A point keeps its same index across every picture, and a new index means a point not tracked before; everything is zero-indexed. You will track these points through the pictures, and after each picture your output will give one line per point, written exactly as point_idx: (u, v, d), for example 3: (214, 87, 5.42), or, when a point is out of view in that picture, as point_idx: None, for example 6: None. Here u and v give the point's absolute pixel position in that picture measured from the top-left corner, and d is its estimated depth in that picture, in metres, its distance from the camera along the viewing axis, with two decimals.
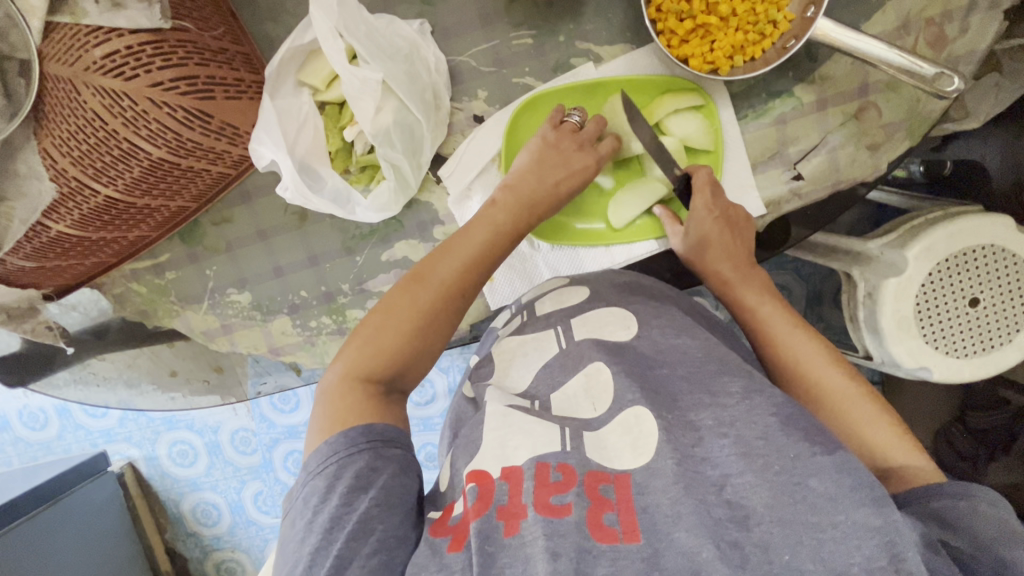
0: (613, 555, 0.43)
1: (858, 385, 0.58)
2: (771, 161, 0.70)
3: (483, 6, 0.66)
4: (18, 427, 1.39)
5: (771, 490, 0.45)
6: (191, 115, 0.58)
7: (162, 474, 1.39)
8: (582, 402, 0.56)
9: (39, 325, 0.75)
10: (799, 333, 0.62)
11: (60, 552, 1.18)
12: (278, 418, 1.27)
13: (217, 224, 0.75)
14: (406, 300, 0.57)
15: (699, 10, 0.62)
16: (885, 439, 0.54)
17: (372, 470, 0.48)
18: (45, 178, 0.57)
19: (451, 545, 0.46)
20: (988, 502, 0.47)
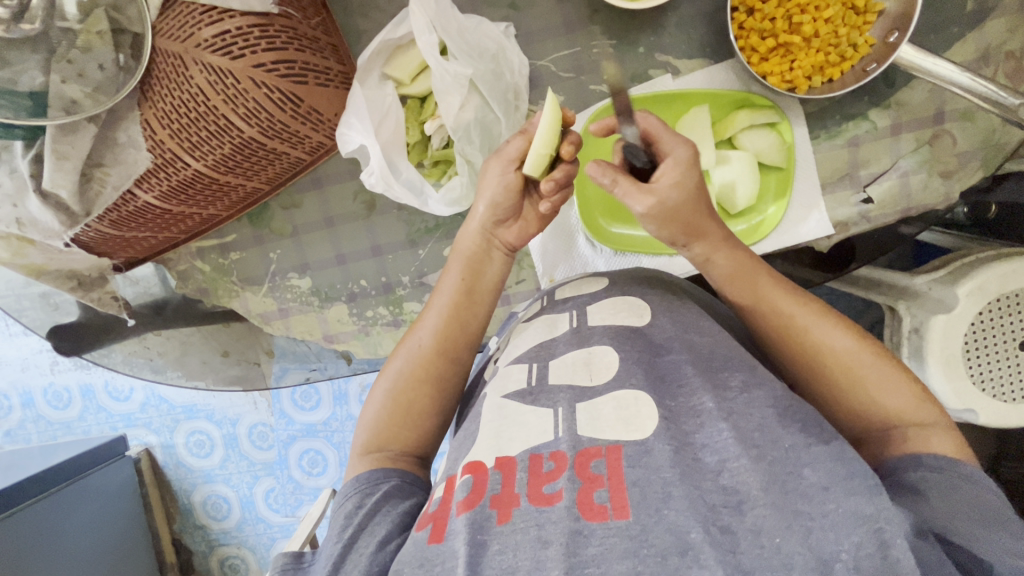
0: (603, 533, 0.39)
1: (866, 346, 0.52)
2: (841, 183, 0.70)
3: (568, 13, 0.69)
4: (40, 405, 1.25)
5: (764, 477, 0.42)
6: (285, 97, 0.60)
7: (175, 464, 1.26)
8: (578, 373, 0.52)
9: (104, 294, 0.79)
10: (786, 295, 0.55)
11: (73, 535, 1.06)
12: (297, 415, 1.16)
13: (286, 208, 0.77)
14: (398, 365, 0.61)
15: (783, 29, 0.64)
16: (906, 402, 0.50)
17: (362, 497, 0.52)
18: (143, 148, 0.59)
19: (433, 537, 0.43)
20: (967, 478, 0.45)
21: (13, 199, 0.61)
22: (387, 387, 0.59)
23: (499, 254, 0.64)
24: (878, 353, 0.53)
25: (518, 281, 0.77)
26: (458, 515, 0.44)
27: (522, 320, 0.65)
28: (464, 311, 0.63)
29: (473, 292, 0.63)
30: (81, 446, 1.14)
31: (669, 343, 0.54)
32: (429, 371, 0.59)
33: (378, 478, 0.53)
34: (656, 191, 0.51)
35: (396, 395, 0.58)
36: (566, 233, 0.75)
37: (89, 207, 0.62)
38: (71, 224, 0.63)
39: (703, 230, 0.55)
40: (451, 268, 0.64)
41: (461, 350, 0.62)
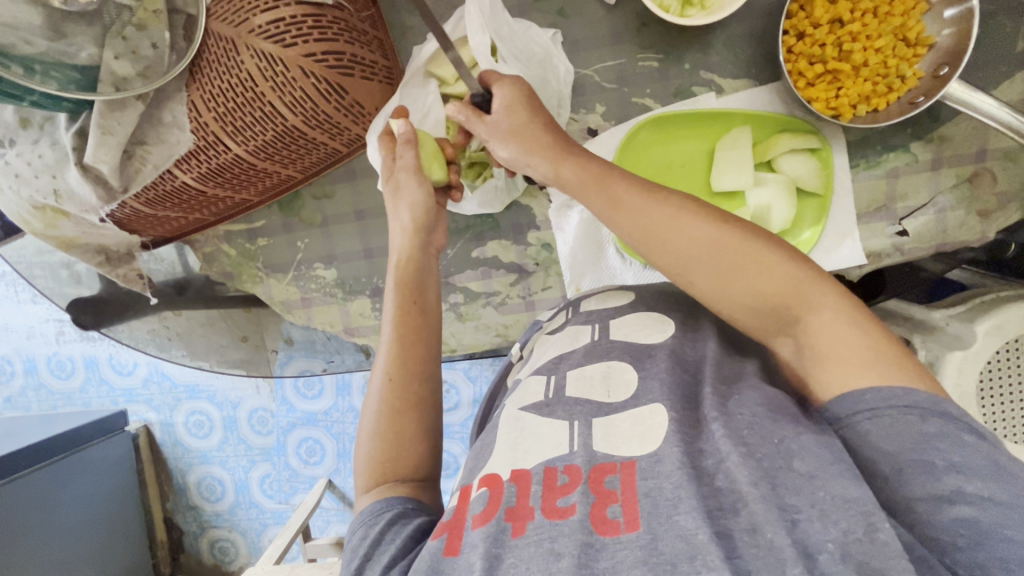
0: (614, 548, 0.35)
1: (725, 230, 0.47)
2: (877, 214, 0.70)
3: (616, 24, 0.69)
4: (43, 374, 1.20)
5: (752, 473, 0.37)
6: (331, 88, 0.59)
7: (174, 443, 1.20)
8: (596, 388, 0.47)
9: (131, 271, 0.77)
10: (640, 195, 0.50)
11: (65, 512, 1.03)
12: (299, 403, 1.10)
13: (317, 198, 0.77)
14: (372, 401, 0.55)
15: (833, 56, 0.63)
16: (782, 283, 0.44)
17: (366, 529, 0.47)
18: (187, 129, 0.60)
19: (447, 549, 0.39)
20: (872, 413, 0.40)
21: (52, 171, 0.61)
22: (373, 419, 0.54)
23: (434, 262, 0.63)
24: (743, 233, 0.47)
25: (544, 287, 0.76)
26: (474, 528, 0.39)
27: (546, 333, 0.60)
28: (417, 336, 0.57)
29: (423, 313, 0.59)
30: (81, 418, 1.08)
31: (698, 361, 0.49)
32: (407, 397, 0.54)
33: (380, 509, 0.48)
34: (496, 122, 0.56)
35: (381, 433, 0.53)
36: (597, 244, 0.74)
37: (127, 183, 0.63)
38: (107, 200, 0.63)
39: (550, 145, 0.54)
40: (388, 297, 0.59)
41: (429, 365, 0.57)
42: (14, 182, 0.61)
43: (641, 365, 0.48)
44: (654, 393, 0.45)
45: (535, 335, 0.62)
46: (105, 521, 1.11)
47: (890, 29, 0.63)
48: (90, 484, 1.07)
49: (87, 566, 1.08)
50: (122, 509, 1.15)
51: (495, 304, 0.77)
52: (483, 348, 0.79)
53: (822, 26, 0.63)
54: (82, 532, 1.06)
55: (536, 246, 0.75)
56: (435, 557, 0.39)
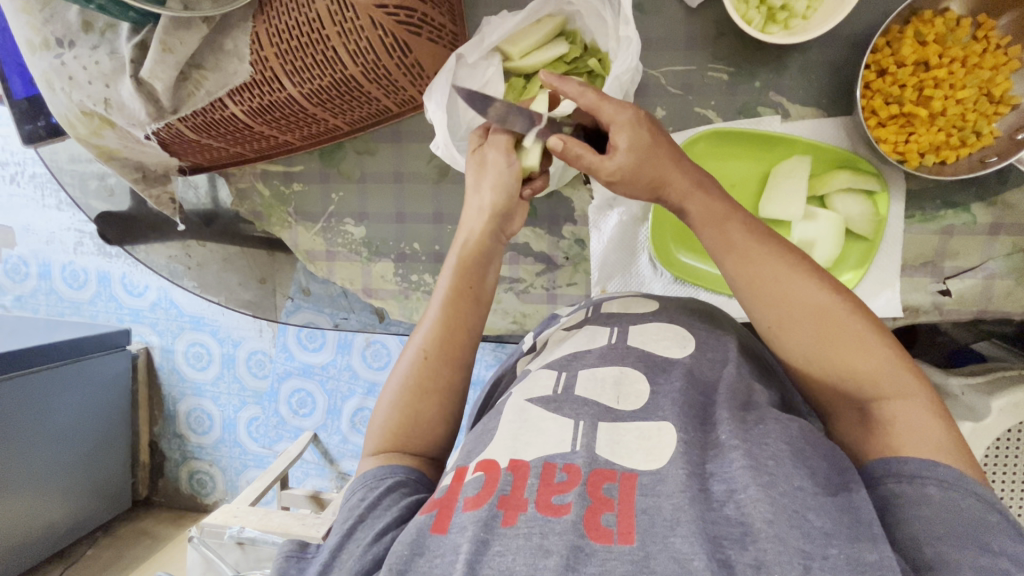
0: (604, 556, 0.33)
1: (840, 300, 0.47)
2: (923, 268, 0.68)
3: (693, 29, 0.67)
4: (57, 280, 1.21)
5: (773, 507, 0.35)
6: (396, 44, 0.59)
7: (170, 369, 1.20)
8: (606, 392, 0.45)
9: (164, 194, 0.77)
10: (759, 241, 0.50)
11: (53, 417, 1.04)
12: (298, 353, 1.10)
13: (359, 153, 0.76)
14: (399, 371, 0.55)
15: (911, 99, 0.61)
16: (878, 365, 0.45)
17: (366, 492, 0.47)
18: (247, 61, 0.59)
19: (436, 526, 0.38)
20: (942, 484, 0.40)
21: (106, 79, 0.60)
22: (395, 389, 0.54)
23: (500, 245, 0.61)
24: (852, 305, 0.47)
25: (569, 283, 0.75)
26: (464, 510, 0.38)
27: (563, 328, 0.57)
28: (461, 319, 0.56)
29: (476, 298, 0.58)
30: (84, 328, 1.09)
31: (725, 378, 0.47)
32: (438, 378, 0.54)
33: (384, 474, 0.48)
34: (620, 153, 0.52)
35: (400, 404, 0.53)
36: (630, 248, 0.73)
37: (177, 105, 0.62)
38: (155, 117, 0.62)
39: (668, 180, 0.52)
40: (444, 274, 0.58)
41: (465, 353, 0.55)
42: (67, 84, 0.60)
43: (655, 379, 0.46)
44: (664, 411, 0.43)
45: (551, 328, 0.60)
46: (90, 433, 1.12)
47: (976, 82, 0.61)
48: (81, 392, 1.08)
49: (67, 473, 1.09)
50: (111, 425, 1.17)
51: (517, 290, 0.77)
52: (497, 332, 0.78)
53: (907, 66, 0.61)
54: (65, 440, 1.07)
55: (570, 240, 0.75)
56: (420, 532, 0.38)
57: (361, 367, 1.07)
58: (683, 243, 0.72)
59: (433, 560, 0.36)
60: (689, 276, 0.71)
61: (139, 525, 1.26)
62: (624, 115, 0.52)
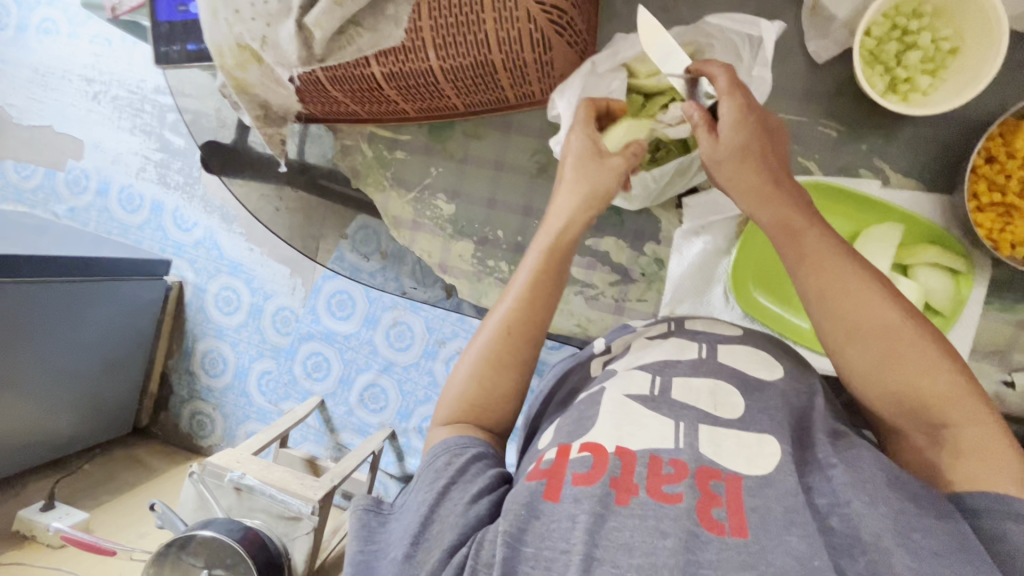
0: (719, 545, 0.36)
1: (910, 323, 0.49)
2: (991, 356, 0.69)
3: (812, 83, 0.70)
4: (112, 202, 1.25)
5: (884, 524, 0.37)
6: (540, 40, 0.62)
7: (199, 308, 1.23)
8: (703, 399, 0.47)
9: (276, 135, 0.80)
10: (836, 259, 0.52)
11: (87, 329, 1.07)
12: (325, 317, 1.12)
13: (467, 135, 0.79)
14: (477, 346, 0.56)
15: (1016, 190, 0.63)
16: (946, 389, 0.46)
17: (452, 456, 0.49)
18: (403, 27, 0.61)
19: (548, 493, 0.40)
20: (1017, 519, 0.40)
21: (270, 19, 0.62)
22: (473, 362, 0.56)
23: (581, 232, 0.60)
24: (921, 330, 0.49)
25: (640, 298, 0.77)
26: (575, 484, 0.40)
27: (646, 337, 0.60)
28: (539, 299, 0.57)
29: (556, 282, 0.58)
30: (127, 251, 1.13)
31: (812, 415, 0.48)
32: (514, 355, 0.55)
33: (466, 442, 0.50)
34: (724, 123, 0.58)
35: (479, 377, 0.55)
36: (707, 277, 0.75)
37: (326, 54, 0.64)
38: (304, 62, 0.65)
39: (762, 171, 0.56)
40: (529, 255, 0.59)
41: (535, 334, 0.56)
42: (231, 17, 0.63)
43: (749, 395, 0.48)
44: (763, 425, 0.45)
45: (630, 334, 0.62)
46: (113, 354, 1.15)
47: None
48: (115, 312, 1.11)
49: (83, 388, 1.11)
50: (133, 349, 1.19)
51: (587, 295, 0.79)
52: (559, 331, 0.80)
53: (1018, 159, 0.63)
54: (91, 355, 1.10)
55: (649, 258, 0.77)
56: (534, 497, 0.40)
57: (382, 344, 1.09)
58: (760, 283, 0.74)
59: (550, 523, 0.38)
60: (759, 315, 0.73)
61: (132, 453, 1.26)
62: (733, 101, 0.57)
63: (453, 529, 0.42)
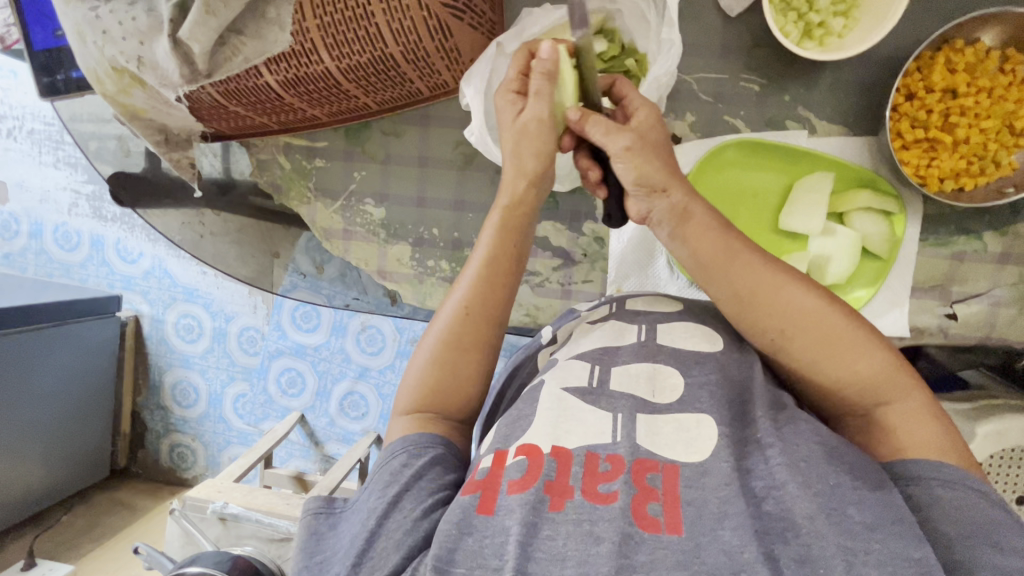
0: (654, 544, 0.35)
1: (835, 308, 0.48)
2: (931, 291, 0.69)
3: (728, 38, 0.68)
4: (48, 241, 1.17)
5: (813, 504, 0.37)
6: (439, 27, 0.59)
7: (160, 340, 1.17)
8: (641, 386, 0.46)
9: (185, 159, 0.76)
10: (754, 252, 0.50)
11: (43, 378, 1.01)
12: (292, 332, 1.05)
13: (386, 134, 0.76)
14: (437, 329, 0.53)
15: (936, 124, 0.63)
16: (877, 370, 0.47)
17: (407, 458, 0.46)
18: (288, 30, 0.57)
19: (481, 506, 0.38)
20: (946, 485, 0.42)
21: (142, 37, 0.58)
22: (432, 348, 0.52)
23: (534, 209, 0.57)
24: (845, 312, 0.48)
25: (585, 279, 0.76)
26: (510, 494, 0.38)
27: (585, 322, 0.57)
28: (499, 277, 0.54)
29: (516, 257, 0.56)
30: (76, 292, 1.06)
31: (751, 383, 0.47)
32: (475, 336, 0.53)
33: (427, 442, 0.48)
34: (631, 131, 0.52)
35: (440, 363, 0.52)
36: (648, 249, 0.73)
37: (212, 69, 0.60)
38: (188, 81, 0.60)
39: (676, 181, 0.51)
40: (484, 236, 0.56)
41: (503, 314, 0.54)
42: (101, 39, 0.58)
43: (687, 372, 0.47)
44: (703, 402, 0.44)
45: (571, 320, 0.60)
46: (76, 403, 1.08)
47: (1000, 112, 0.62)
48: (71, 357, 1.05)
49: (50, 438, 1.05)
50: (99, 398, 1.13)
51: (532, 283, 0.77)
52: (509, 323, 0.79)
53: (936, 92, 0.62)
54: (51, 408, 1.04)
55: (589, 238, 0.75)
56: (466, 513, 0.38)
57: (354, 351, 1.03)
58: None
59: (482, 540, 0.36)
60: None
61: (115, 495, 1.20)
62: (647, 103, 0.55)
63: (399, 547, 0.40)
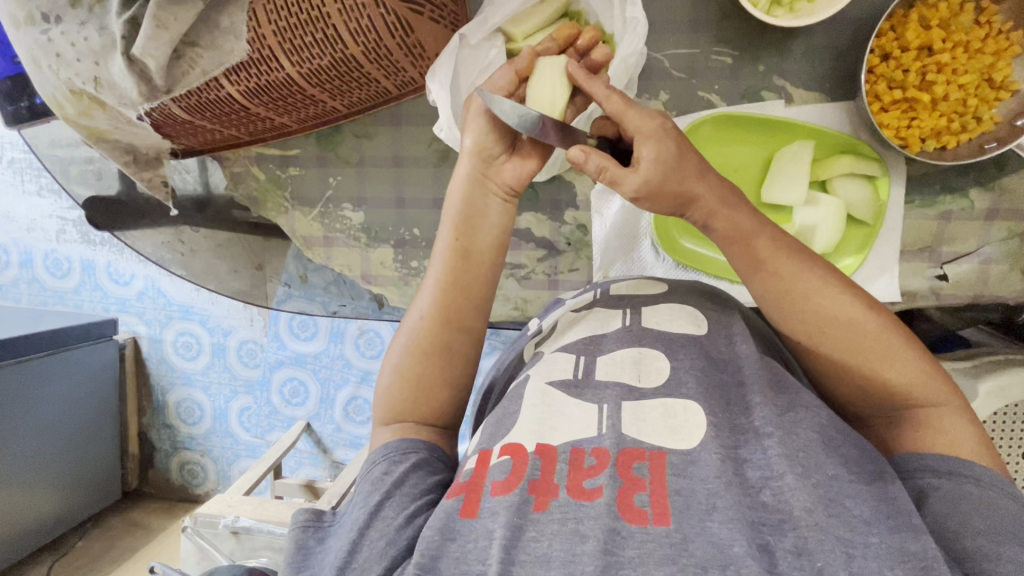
0: (641, 537, 0.34)
1: (873, 315, 0.47)
2: (921, 253, 0.68)
3: (697, 11, 0.67)
4: (39, 269, 1.14)
5: (811, 496, 0.36)
6: (398, 23, 0.57)
7: (161, 360, 1.14)
8: (626, 371, 0.46)
9: (156, 178, 0.74)
10: (794, 258, 0.49)
11: (45, 408, 1.00)
12: (290, 341, 1.05)
13: (358, 137, 0.75)
14: (402, 339, 0.53)
15: (913, 84, 0.61)
16: (914, 377, 0.46)
17: (389, 466, 0.46)
18: (243, 39, 0.56)
19: (465, 510, 0.38)
20: (978, 482, 0.42)
21: (96, 57, 0.57)
22: (399, 354, 0.52)
23: (499, 202, 0.56)
24: (883, 320, 0.48)
25: (571, 268, 0.75)
26: (494, 495, 0.38)
27: (570, 310, 0.56)
28: (465, 279, 0.54)
29: (470, 253, 0.54)
30: (71, 317, 1.04)
31: (737, 362, 0.47)
32: (439, 342, 0.52)
33: (407, 448, 0.47)
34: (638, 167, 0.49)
35: (404, 370, 0.51)
36: (632, 233, 0.72)
37: (171, 84, 0.59)
38: (148, 98, 0.60)
39: (695, 197, 0.50)
40: (443, 227, 0.55)
41: (468, 317, 0.53)
42: (54, 62, 0.57)
43: (674, 355, 0.46)
44: (688, 388, 0.44)
45: (557, 310, 0.59)
46: (79, 430, 1.07)
47: (978, 67, 0.61)
48: (71, 384, 1.04)
49: (56, 467, 1.05)
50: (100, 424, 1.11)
51: (518, 276, 0.76)
52: (498, 318, 0.78)
53: (910, 51, 0.61)
54: (53, 437, 1.03)
55: (571, 226, 0.74)
56: (450, 517, 0.38)
57: (355, 355, 1.02)
58: (684, 228, 0.72)
59: (465, 545, 0.36)
60: (689, 259, 0.71)
61: (131, 516, 1.20)
62: (651, 128, 0.50)
63: (382, 557, 0.39)
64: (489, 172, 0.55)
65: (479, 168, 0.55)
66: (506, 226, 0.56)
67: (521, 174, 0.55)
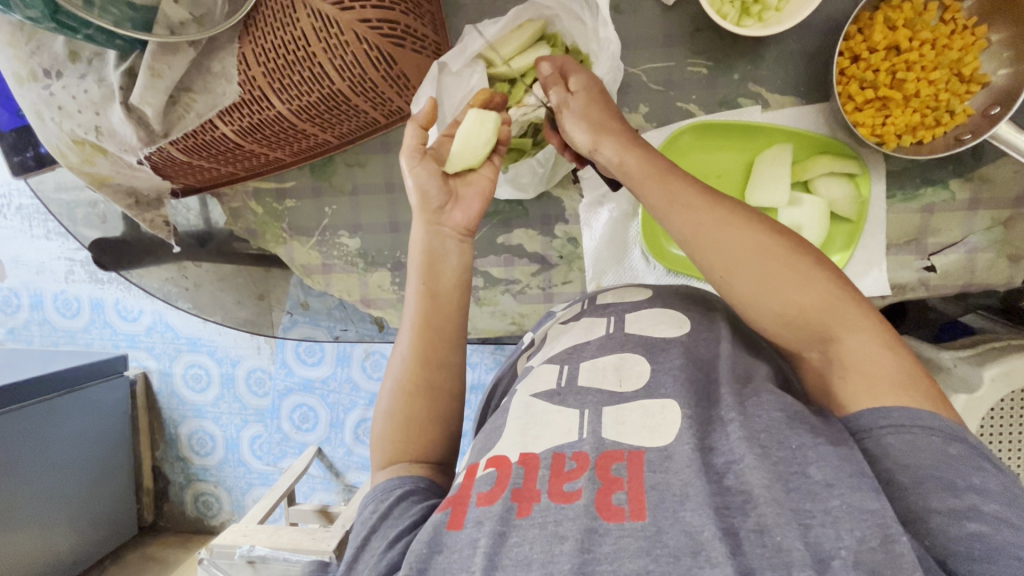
0: (618, 533, 0.35)
1: (779, 241, 0.49)
2: (908, 246, 0.69)
3: (669, 26, 0.69)
4: (49, 311, 1.16)
5: (768, 473, 0.37)
6: (382, 57, 0.60)
7: (171, 394, 1.16)
8: (607, 378, 0.47)
9: (157, 218, 0.78)
10: (698, 198, 0.51)
11: (60, 449, 1.01)
12: (297, 368, 1.06)
13: (349, 166, 0.77)
14: (388, 384, 0.55)
15: (884, 83, 0.63)
16: (824, 298, 0.46)
17: (377, 504, 0.47)
18: (234, 82, 0.60)
19: (452, 523, 0.40)
20: (896, 427, 0.41)
21: (97, 107, 0.61)
22: (389, 397, 0.54)
23: (456, 243, 0.59)
24: (792, 247, 0.49)
25: (564, 281, 0.76)
26: (479, 506, 0.39)
27: (559, 322, 0.58)
28: (436, 322, 0.56)
29: (438, 294, 0.57)
30: (81, 356, 1.06)
31: (716, 359, 0.48)
32: (423, 382, 0.54)
33: (394, 484, 0.49)
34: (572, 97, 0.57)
35: (393, 412, 0.53)
36: (621, 243, 0.74)
37: (168, 129, 0.63)
38: (147, 143, 0.63)
39: (656, 185, 0.53)
40: (409, 276, 0.58)
41: (447, 353, 0.56)
42: (57, 114, 0.61)
43: (654, 358, 0.48)
44: (667, 388, 0.45)
45: (549, 323, 0.60)
46: (95, 467, 1.09)
47: (946, 62, 0.63)
48: (84, 420, 1.05)
49: (68, 510, 1.05)
50: (114, 461, 1.13)
51: (513, 292, 0.78)
52: (497, 334, 0.79)
53: (879, 51, 0.62)
54: (71, 475, 1.04)
55: (562, 239, 0.75)
56: (437, 531, 0.39)
57: (361, 378, 1.03)
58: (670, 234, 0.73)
59: (451, 556, 0.37)
60: (677, 264, 0.73)
61: (146, 551, 1.21)
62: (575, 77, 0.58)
63: None
64: (442, 218, 0.59)
65: (431, 220, 0.59)
66: (466, 265, 0.59)
67: (471, 214, 0.60)
